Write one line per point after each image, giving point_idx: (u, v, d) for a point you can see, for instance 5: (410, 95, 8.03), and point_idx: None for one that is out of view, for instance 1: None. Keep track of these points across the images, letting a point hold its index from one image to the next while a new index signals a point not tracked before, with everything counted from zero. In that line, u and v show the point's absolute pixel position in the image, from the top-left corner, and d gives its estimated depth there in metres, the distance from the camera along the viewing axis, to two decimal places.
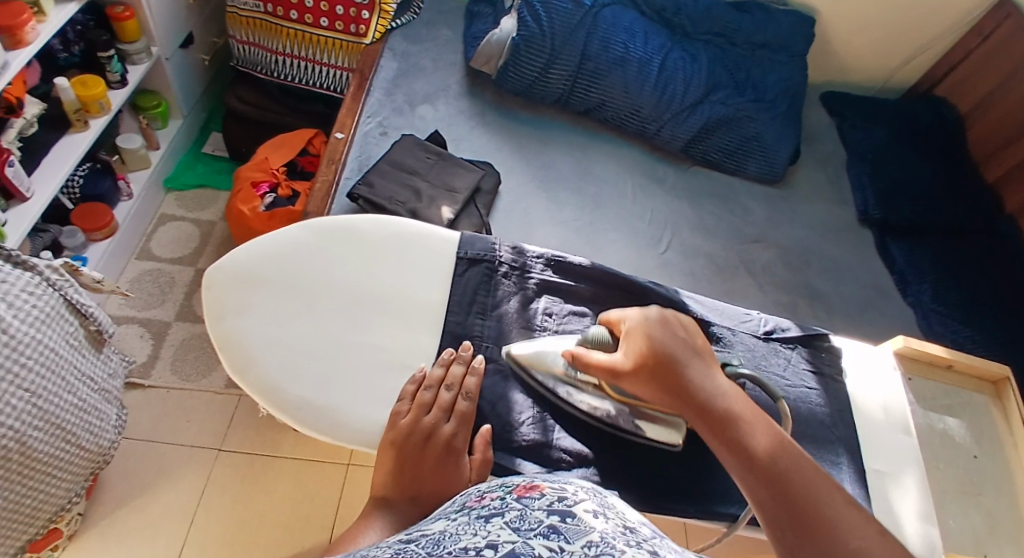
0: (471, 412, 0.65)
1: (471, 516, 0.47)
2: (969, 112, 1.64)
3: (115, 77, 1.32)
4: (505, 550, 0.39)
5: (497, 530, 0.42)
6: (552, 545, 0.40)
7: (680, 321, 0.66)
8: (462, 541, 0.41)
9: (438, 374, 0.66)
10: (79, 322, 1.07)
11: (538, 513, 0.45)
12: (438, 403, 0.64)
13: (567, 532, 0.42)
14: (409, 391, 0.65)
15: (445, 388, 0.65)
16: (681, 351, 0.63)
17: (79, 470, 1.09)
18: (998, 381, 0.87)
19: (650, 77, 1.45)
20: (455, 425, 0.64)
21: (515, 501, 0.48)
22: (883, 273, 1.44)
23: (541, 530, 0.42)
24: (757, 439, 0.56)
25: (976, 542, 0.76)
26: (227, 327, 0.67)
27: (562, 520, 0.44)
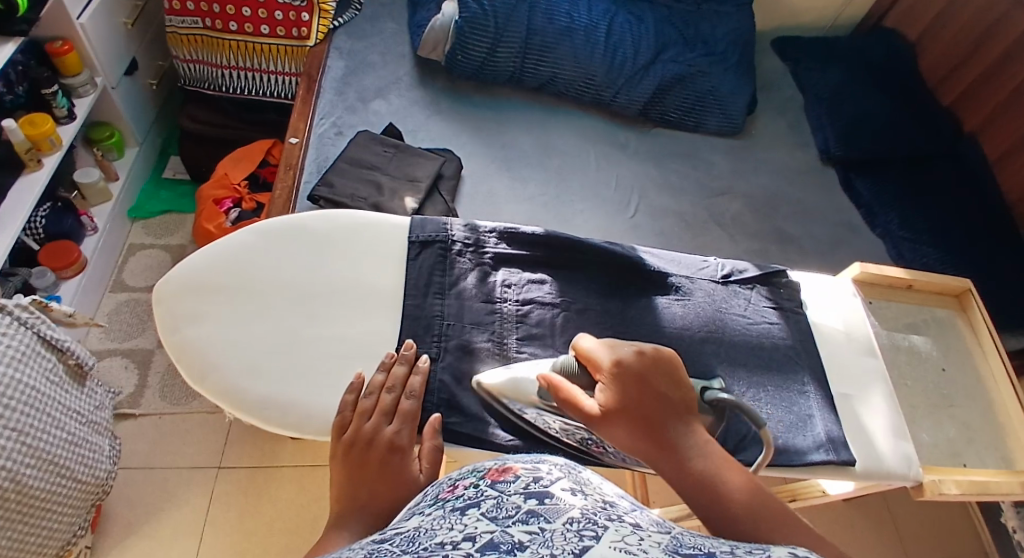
0: (414, 409, 0.65)
1: (445, 509, 0.47)
2: (918, 39, 1.64)
3: (63, 112, 1.32)
4: (484, 542, 0.40)
5: (474, 522, 0.43)
6: (531, 530, 0.41)
7: (664, 357, 0.63)
8: (439, 536, 0.41)
9: (380, 378, 0.66)
10: (57, 357, 1.08)
11: (515, 499, 0.45)
12: (380, 406, 0.64)
13: (545, 514, 0.43)
14: (349, 401, 0.65)
15: (385, 391, 0.65)
16: (662, 399, 0.60)
17: (80, 502, 1.10)
18: (960, 294, 0.89)
19: (598, 43, 1.45)
20: (398, 425, 0.63)
21: (489, 488, 0.48)
22: (850, 209, 1.45)
23: (520, 516, 0.43)
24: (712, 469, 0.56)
25: (951, 452, 0.78)
26: (185, 338, 0.68)
27: (539, 503, 0.45)
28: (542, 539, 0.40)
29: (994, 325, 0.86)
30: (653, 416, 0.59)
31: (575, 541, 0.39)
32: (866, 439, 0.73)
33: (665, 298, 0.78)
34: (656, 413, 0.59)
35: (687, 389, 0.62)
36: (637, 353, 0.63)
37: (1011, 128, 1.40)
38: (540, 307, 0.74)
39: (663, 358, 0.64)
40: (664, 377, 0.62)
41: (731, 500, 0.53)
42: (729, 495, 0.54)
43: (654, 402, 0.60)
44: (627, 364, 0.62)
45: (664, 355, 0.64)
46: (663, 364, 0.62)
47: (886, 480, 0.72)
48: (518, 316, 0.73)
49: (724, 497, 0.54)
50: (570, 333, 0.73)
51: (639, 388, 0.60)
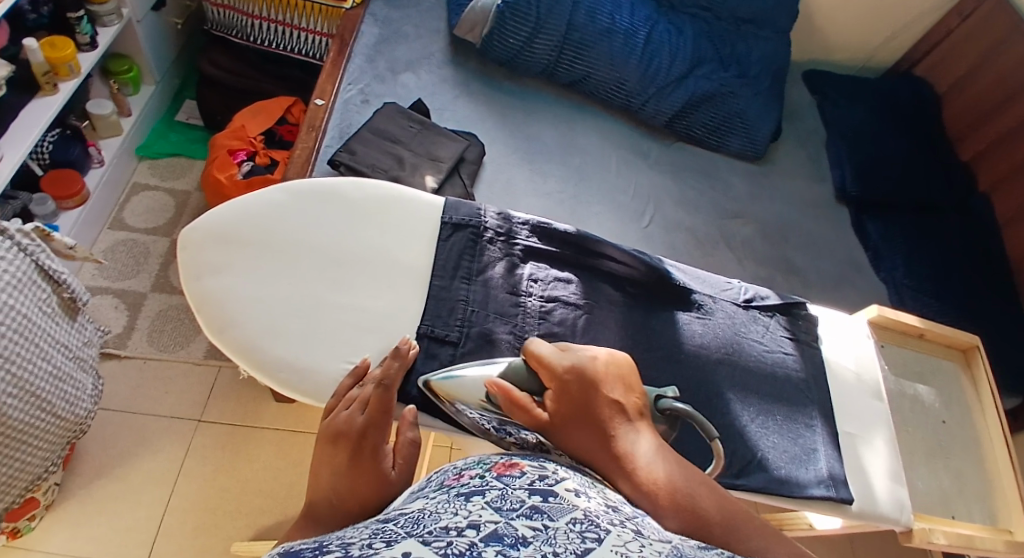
0: (388, 401, 0.59)
1: (450, 495, 0.46)
2: (946, 92, 1.66)
3: (86, 39, 1.28)
4: (487, 531, 0.38)
5: (478, 510, 0.41)
6: (535, 525, 0.40)
7: (621, 362, 0.63)
8: (443, 521, 0.40)
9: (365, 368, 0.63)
10: (51, 288, 1.05)
11: (520, 493, 0.45)
12: (356, 398, 0.60)
13: (550, 511, 0.42)
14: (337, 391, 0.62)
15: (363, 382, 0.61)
16: (609, 404, 0.58)
17: (56, 439, 1.08)
18: (968, 349, 0.90)
19: (635, 49, 1.44)
20: (370, 417, 0.58)
21: (495, 479, 0.48)
22: (859, 249, 1.46)
23: (525, 510, 0.42)
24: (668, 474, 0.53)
25: (942, 503, 0.79)
26: (206, 288, 0.65)
27: (544, 501, 0.44)
28: (546, 536, 0.39)
29: (997, 384, 0.87)
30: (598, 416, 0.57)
31: (578, 542, 0.38)
32: (864, 482, 0.74)
33: (686, 314, 0.77)
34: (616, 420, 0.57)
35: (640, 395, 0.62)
36: (591, 360, 0.62)
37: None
38: (564, 307, 0.73)
39: (621, 363, 0.63)
40: (616, 383, 0.61)
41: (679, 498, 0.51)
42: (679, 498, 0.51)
43: (600, 404, 0.58)
44: (581, 365, 0.61)
45: (617, 360, 0.63)
46: (619, 369, 0.62)
47: (877, 521, 0.73)
48: (541, 313, 0.72)
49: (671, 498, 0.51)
50: (590, 336, 0.73)
51: (597, 395, 0.59)
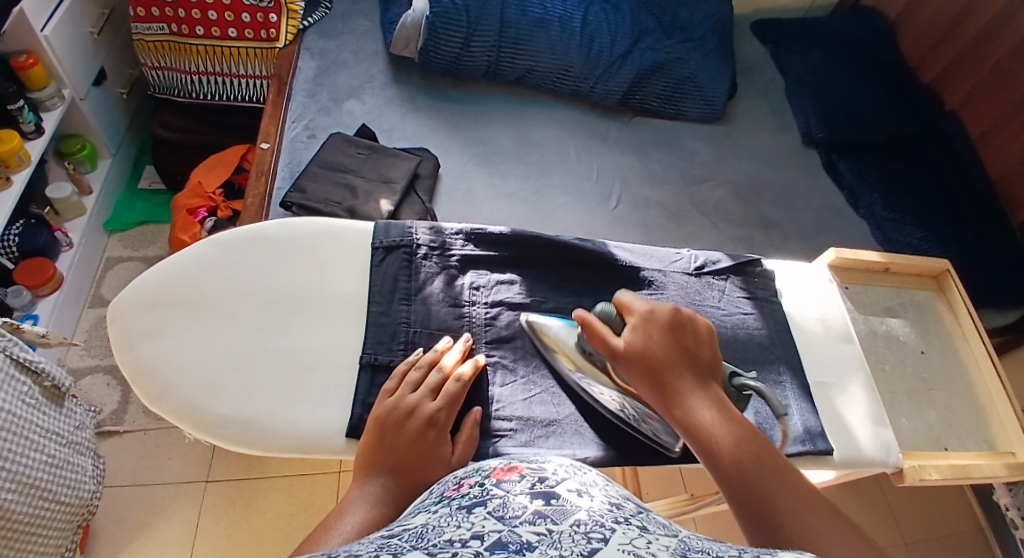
0: (461, 392, 0.63)
1: (451, 508, 0.44)
2: (898, 18, 1.62)
3: (30, 127, 1.30)
4: (492, 540, 0.37)
5: (481, 521, 0.40)
6: (539, 530, 0.38)
7: (694, 319, 0.66)
8: (446, 533, 0.39)
9: (430, 356, 0.65)
10: (32, 380, 1.07)
11: (522, 499, 0.43)
12: (427, 382, 0.63)
13: (553, 514, 0.41)
14: (400, 369, 0.65)
15: (434, 369, 0.64)
16: (681, 352, 0.62)
17: (64, 524, 1.11)
18: (939, 275, 0.88)
19: (574, 34, 1.42)
20: (443, 403, 0.62)
21: (496, 487, 0.46)
22: (833, 192, 1.44)
23: (527, 516, 0.40)
24: (729, 442, 0.56)
25: (933, 438, 0.77)
26: (140, 358, 0.65)
27: (546, 503, 0.43)
28: (550, 541, 0.37)
29: (973, 305, 0.85)
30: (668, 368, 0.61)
31: (584, 543, 0.37)
32: (841, 427, 0.72)
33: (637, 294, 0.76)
34: (681, 377, 0.61)
35: (714, 350, 0.64)
36: (670, 310, 0.65)
37: (994, 104, 1.38)
38: (510, 309, 0.73)
39: (692, 320, 0.66)
40: (689, 334, 0.64)
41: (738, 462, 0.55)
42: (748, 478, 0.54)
43: (675, 353, 0.62)
44: (656, 313, 0.65)
45: (699, 321, 0.67)
46: (692, 324, 0.65)
47: (865, 467, 0.71)
48: (487, 320, 0.71)
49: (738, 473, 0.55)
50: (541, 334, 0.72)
51: (667, 346, 0.62)
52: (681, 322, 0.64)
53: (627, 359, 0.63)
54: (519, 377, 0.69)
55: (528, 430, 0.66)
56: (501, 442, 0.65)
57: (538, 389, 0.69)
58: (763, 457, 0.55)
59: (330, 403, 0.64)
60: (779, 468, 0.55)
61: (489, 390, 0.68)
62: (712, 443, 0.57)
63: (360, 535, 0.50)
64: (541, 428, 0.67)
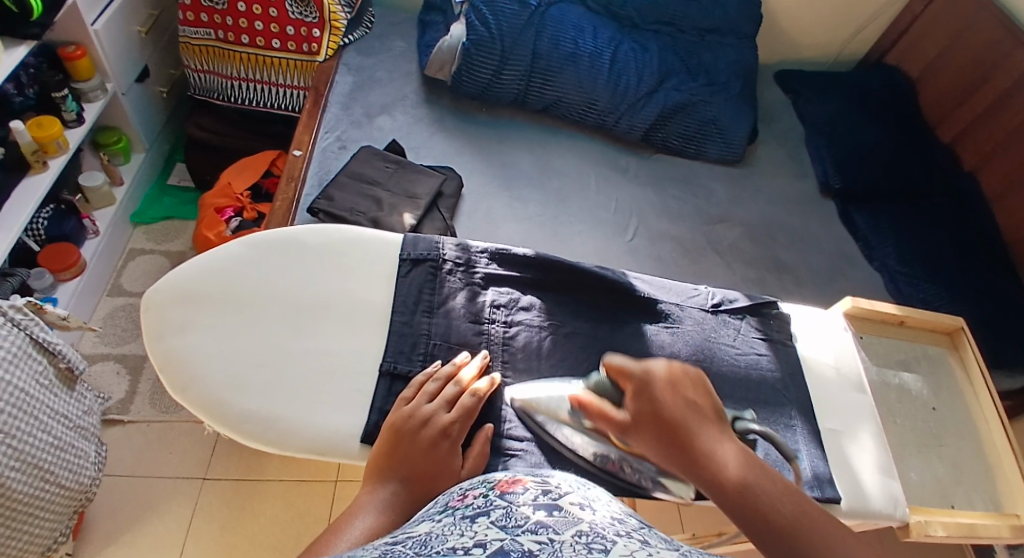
0: (477, 407, 0.64)
1: (455, 517, 0.45)
2: (918, 78, 1.65)
3: (72, 116, 1.34)
4: (494, 548, 0.38)
5: (484, 529, 0.41)
6: (541, 540, 0.39)
7: (689, 371, 0.62)
8: (449, 540, 0.39)
9: (447, 369, 0.66)
10: (47, 360, 1.09)
11: (524, 510, 0.44)
12: (443, 394, 0.64)
13: (554, 526, 0.42)
14: (418, 380, 0.66)
15: (451, 383, 0.65)
16: (691, 409, 0.59)
17: (62, 510, 1.11)
18: (953, 332, 0.89)
19: (603, 70, 1.46)
20: (457, 415, 0.63)
21: (499, 497, 0.47)
22: (849, 242, 1.45)
23: (529, 526, 0.41)
24: (774, 505, 0.53)
25: (937, 492, 0.77)
26: (169, 349, 0.66)
27: (549, 515, 0.43)
28: (551, 549, 0.38)
29: (986, 364, 0.85)
30: (685, 426, 0.57)
31: (584, 553, 0.37)
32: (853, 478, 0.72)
33: (654, 326, 0.77)
34: (702, 441, 0.57)
35: (715, 401, 0.61)
36: (665, 366, 0.62)
37: (1010, 167, 1.40)
38: (529, 330, 0.73)
39: (689, 373, 0.62)
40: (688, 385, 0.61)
41: (779, 518, 0.53)
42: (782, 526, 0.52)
43: (689, 416, 0.58)
44: (656, 373, 0.61)
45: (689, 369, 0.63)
46: (692, 379, 0.61)
47: (872, 518, 0.70)
48: (505, 339, 0.72)
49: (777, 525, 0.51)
50: (558, 357, 0.73)
51: (680, 409, 0.59)
52: (682, 379, 0.60)
53: (640, 433, 0.59)
54: (533, 399, 0.70)
55: (538, 451, 0.67)
56: (511, 463, 0.65)
57: None
58: (802, 514, 0.53)
59: (350, 409, 0.65)
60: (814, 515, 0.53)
61: (502, 409, 0.68)
62: (751, 502, 0.54)
63: (367, 540, 0.50)
64: (552, 450, 0.67)
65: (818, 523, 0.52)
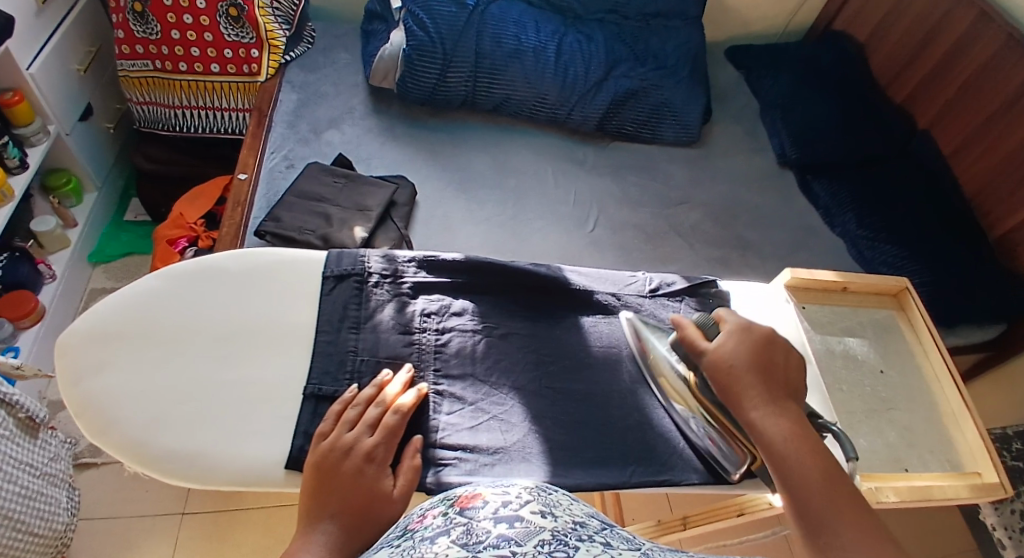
0: (399, 424, 0.63)
1: (415, 538, 0.45)
2: (866, 43, 1.63)
3: (14, 162, 1.32)
4: None
5: (446, 549, 0.41)
6: (504, 554, 0.40)
7: (789, 342, 0.67)
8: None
9: (369, 392, 0.65)
10: (7, 412, 1.07)
11: (485, 524, 0.44)
12: (365, 419, 0.63)
13: (516, 537, 0.42)
14: (336, 411, 0.64)
15: (372, 405, 0.64)
16: (761, 365, 0.64)
17: (37, 557, 1.12)
18: (898, 293, 0.88)
19: (549, 63, 1.45)
20: (380, 438, 0.62)
21: (459, 515, 0.47)
22: (811, 211, 1.45)
23: (491, 541, 0.41)
24: (803, 457, 0.59)
25: (893, 457, 0.76)
26: (86, 393, 0.65)
27: (509, 527, 0.44)
28: None
29: (934, 323, 0.85)
30: (749, 378, 0.63)
31: None
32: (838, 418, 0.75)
33: (591, 317, 0.77)
34: (767, 392, 0.63)
35: (800, 370, 0.66)
36: (765, 331, 0.67)
37: (963, 123, 1.38)
38: (461, 335, 0.73)
39: (785, 343, 0.67)
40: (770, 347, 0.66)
41: (808, 475, 0.58)
42: (797, 482, 0.58)
43: (762, 367, 0.64)
44: (752, 330, 0.66)
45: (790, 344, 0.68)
46: (784, 347, 0.66)
47: None
48: (437, 346, 0.72)
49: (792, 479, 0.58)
50: (491, 359, 0.72)
51: (754, 362, 0.64)
52: (775, 343, 0.66)
53: (713, 370, 0.65)
54: (467, 405, 0.69)
55: (473, 457, 0.66)
56: (445, 472, 0.64)
57: (487, 417, 0.69)
58: (830, 476, 0.58)
59: (274, 436, 0.65)
60: (840, 487, 0.57)
61: (435, 418, 0.67)
62: (780, 453, 0.60)
63: None
64: (487, 455, 0.66)
65: (841, 489, 0.57)
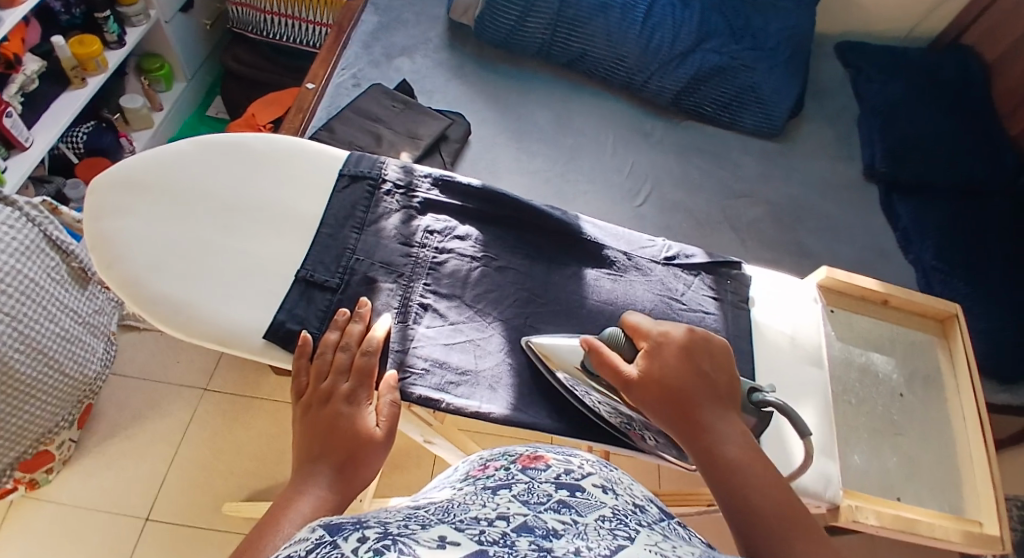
0: (371, 364, 0.61)
1: (477, 487, 0.45)
2: (997, 60, 1.49)
3: (113, 37, 1.40)
4: (517, 523, 0.36)
5: (506, 503, 0.40)
6: (564, 519, 0.37)
7: (714, 342, 0.63)
8: (473, 511, 0.38)
9: (333, 337, 0.63)
10: (61, 257, 1.16)
11: (546, 487, 0.42)
12: (336, 366, 0.60)
13: (577, 506, 0.40)
14: (303, 366, 0.62)
15: (340, 350, 0.62)
16: (699, 379, 0.59)
17: (66, 396, 1.20)
18: (945, 319, 0.80)
19: (636, 21, 1.39)
20: (355, 381, 0.59)
21: (520, 472, 0.46)
22: (886, 232, 1.34)
23: (551, 505, 0.39)
24: (745, 476, 0.53)
25: (886, 485, 0.70)
26: (101, 228, 0.68)
27: (570, 495, 0.41)
28: (576, 530, 0.36)
29: (975, 357, 0.77)
30: (688, 391, 0.58)
31: (609, 538, 0.35)
32: (852, 448, 0.71)
33: (596, 271, 0.74)
34: (704, 406, 0.57)
35: (730, 375, 0.61)
36: (685, 333, 0.62)
37: None
38: (458, 259, 0.72)
39: (710, 343, 0.63)
40: (706, 360, 0.61)
41: (752, 496, 0.51)
42: (741, 504, 0.51)
43: (689, 376, 0.59)
44: (672, 336, 0.62)
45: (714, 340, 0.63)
46: (709, 348, 0.62)
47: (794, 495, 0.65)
48: (432, 264, 0.71)
49: (737, 499, 0.52)
50: (483, 288, 0.71)
51: (683, 371, 0.59)
52: (698, 347, 0.61)
53: (637, 386, 0.59)
54: (446, 322, 0.68)
55: (440, 373, 0.65)
56: (410, 379, 0.64)
57: (464, 339, 0.68)
58: (775, 495, 0.52)
59: (260, 306, 0.66)
60: (799, 517, 0.50)
61: (412, 329, 0.67)
62: (730, 479, 0.53)
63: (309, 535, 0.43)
64: (455, 374, 0.66)
65: (786, 509, 0.50)
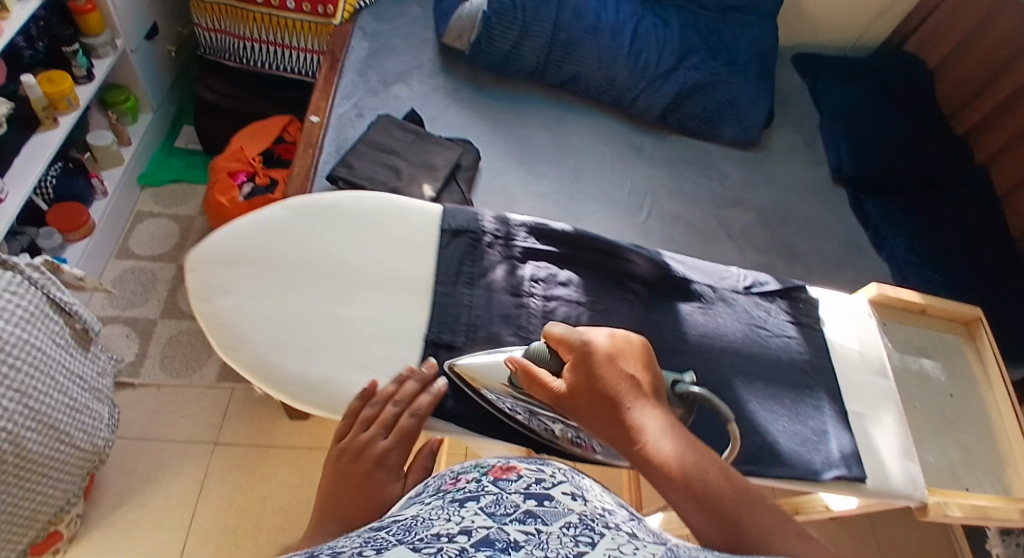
0: (415, 430, 0.65)
1: (444, 501, 0.46)
2: (939, 66, 1.67)
3: (81, 72, 1.30)
4: (479, 537, 0.38)
5: (471, 516, 0.41)
6: (527, 530, 0.39)
7: (633, 344, 0.65)
8: (435, 527, 0.40)
9: (392, 388, 0.68)
10: (64, 320, 1.08)
11: (514, 497, 0.45)
12: (379, 420, 0.65)
13: (543, 516, 0.42)
14: (354, 408, 0.67)
15: (390, 404, 0.66)
16: (626, 380, 0.61)
17: (75, 469, 1.11)
18: (970, 321, 0.91)
19: (623, 45, 1.45)
20: (395, 441, 0.64)
21: (491, 484, 0.48)
22: (858, 230, 1.46)
23: (517, 515, 0.42)
24: (694, 465, 0.55)
25: (953, 476, 0.79)
26: (217, 308, 0.71)
27: (538, 505, 0.44)
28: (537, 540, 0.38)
29: (1001, 353, 0.88)
30: (618, 394, 0.60)
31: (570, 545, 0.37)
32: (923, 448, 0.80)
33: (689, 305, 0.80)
34: (632, 405, 0.59)
35: (655, 375, 0.64)
36: (607, 339, 0.65)
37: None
38: (565, 304, 0.78)
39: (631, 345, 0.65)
40: (630, 361, 0.63)
41: (705, 482, 0.54)
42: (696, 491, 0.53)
43: (616, 379, 0.61)
44: (599, 343, 0.64)
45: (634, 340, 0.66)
46: (628, 349, 0.64)
47: (891, 498, 0.73)
48: (543, 310, 0.78)
49: (691, 487, 0.53)
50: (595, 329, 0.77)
51: (611, 376, 0.61)
52: (621, 351, 0.63)
53: (574, 399, 0.61)
54: None
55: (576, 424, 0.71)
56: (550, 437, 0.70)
57: None
58: (725, 477, 0.55)
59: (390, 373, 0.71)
60: (748, 495, 0.54)
61: None
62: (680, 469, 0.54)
63: None
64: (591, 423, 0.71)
65: (737, 486, 0.54)
